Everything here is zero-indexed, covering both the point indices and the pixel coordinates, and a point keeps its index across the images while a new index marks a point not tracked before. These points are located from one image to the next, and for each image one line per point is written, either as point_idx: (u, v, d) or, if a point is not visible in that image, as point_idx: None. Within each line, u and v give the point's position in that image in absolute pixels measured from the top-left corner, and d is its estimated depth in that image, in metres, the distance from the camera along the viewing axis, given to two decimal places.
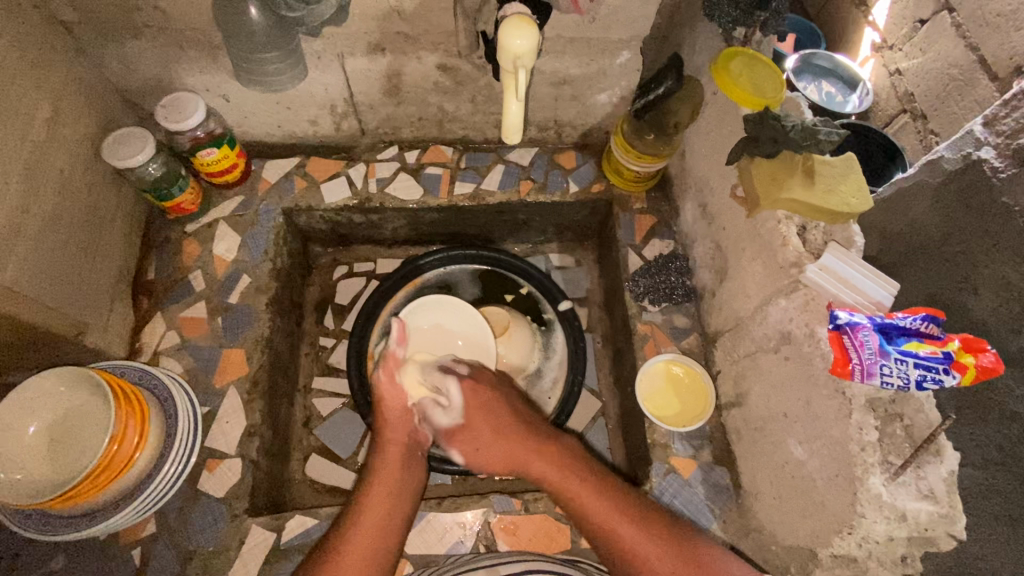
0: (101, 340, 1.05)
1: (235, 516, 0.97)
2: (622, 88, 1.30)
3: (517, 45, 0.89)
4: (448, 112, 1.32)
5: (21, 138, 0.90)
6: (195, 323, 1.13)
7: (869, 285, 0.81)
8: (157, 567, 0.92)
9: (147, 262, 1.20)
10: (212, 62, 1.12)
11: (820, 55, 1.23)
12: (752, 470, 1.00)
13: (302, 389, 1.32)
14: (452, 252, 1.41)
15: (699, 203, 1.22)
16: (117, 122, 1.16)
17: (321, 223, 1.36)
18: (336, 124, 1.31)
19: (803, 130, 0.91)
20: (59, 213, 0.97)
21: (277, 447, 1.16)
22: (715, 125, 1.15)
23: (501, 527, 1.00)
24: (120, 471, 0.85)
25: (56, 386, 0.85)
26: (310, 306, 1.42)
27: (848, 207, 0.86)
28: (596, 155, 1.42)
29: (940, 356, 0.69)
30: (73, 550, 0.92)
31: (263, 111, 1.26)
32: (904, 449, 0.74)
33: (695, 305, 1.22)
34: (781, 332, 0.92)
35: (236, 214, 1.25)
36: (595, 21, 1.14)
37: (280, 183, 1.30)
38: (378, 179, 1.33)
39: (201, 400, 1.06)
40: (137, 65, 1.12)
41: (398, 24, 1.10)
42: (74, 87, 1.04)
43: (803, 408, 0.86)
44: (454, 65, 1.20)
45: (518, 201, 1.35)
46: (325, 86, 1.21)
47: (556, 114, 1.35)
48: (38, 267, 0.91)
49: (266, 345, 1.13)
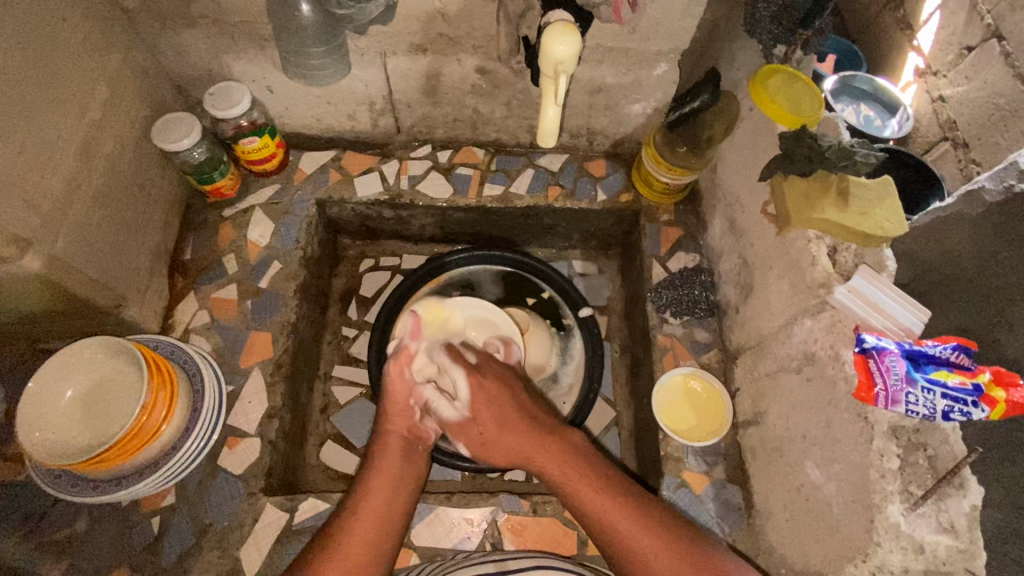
0: (137, 314, 1.09)
1: (251, 494, 1.00)
2: (657, 99, 1.31)
3: (560, 50, 0.91)
4: (482, 114, 1.35)
5: (79, 116, 0.95)
6: (226, 304, 1.17)
7: (899, 309, 0.80)
8: (174, 537, 0.95)
9: (185, 242, 1.25)
10: (261, 54, 1.17)
11: (861, 78, 1.22)
12: (766, 490, 0.99)
13: (322, 376, 1.35)
14: (478, 252, 1.44)
15: (728, 219, 1.21)
16: (167, 106, 1.22)
17: (352, 216, 1.40)
18: (374, 120, 1.35)
19: (840, 150, 0.91)
20: (107, 189, 1.02)
21: (295, 430, 1.19)
22: (749, 141, 1.15)
23: (508, 527, 1.02)
24: (147, 441, 0.89)
25: (94, 354, 0.89)
26: (335, 295, 1.45)
27: (882, 231, 0.86)
28: (626, 165, 1.43)
29: (970, 387, 0.68)
30: (97, 514, 0.96)
31: (305, 104, 1.30)
32: (927, 480, 0.73)
33: (717, 321, 1.22)
34: (804, 352, 0.92)
35: (272, 202, 1.29)
36: (635, 31, 1.16)
37: (315, 174, 1.34)
38: (410, 177, 1.37)
39: (226, 378, 1.09)
40: (190, 53, 1.17)
41: (441, 26, 1.13)
42: (130, 70, 1.09)
43: (823, 431, 0.85)
44: (492, 69, 1.23)
45: (545, 206, 1.37)
46: (365, 83, 1.25)
47: (589, 122, 1.37)
48: (84, 239, 0.96)
49: (292, 330, 1.17)
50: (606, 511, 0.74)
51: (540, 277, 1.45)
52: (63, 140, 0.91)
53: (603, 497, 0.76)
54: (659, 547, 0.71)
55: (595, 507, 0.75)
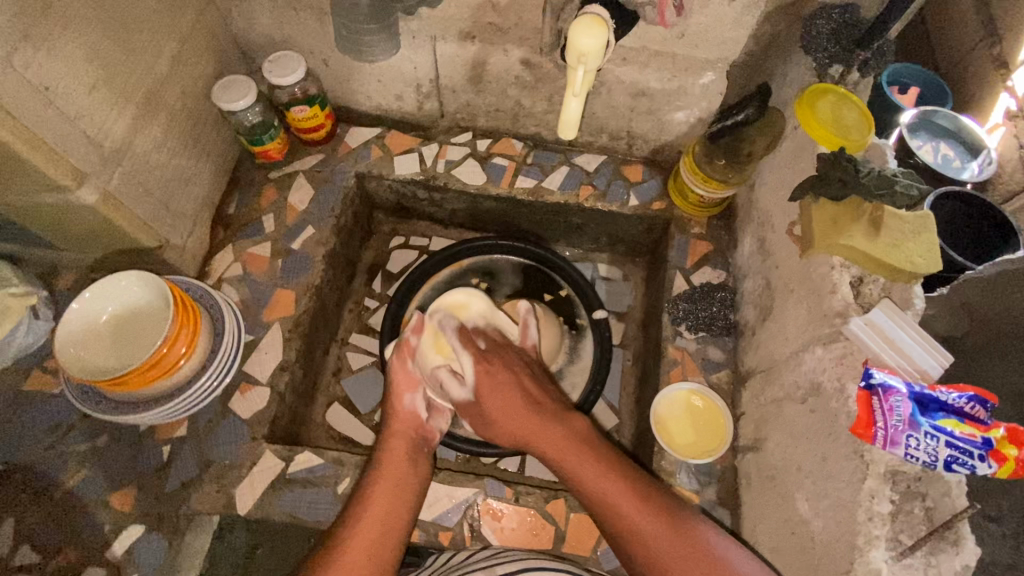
0: (177, 257, 1.17)
1: (254, 439, 1.05)
2: (701, 109, 1.28)
3: (585, 43, 0.89)
4: (524, 107, 1.37)
5: (149, 70, 1.04)
6: (258, 260, 1.24)
7: (917, 350, 0.76)
8: (179, 466, 1.01)
9: (230, 198, 1.33)
10: (320, 28, 1.23)
11: (943, 113, 1.02)
12: (756, 519, 0.97)
13: (339, 341, 1.42)
14: (504, 242, 1.47)
15: (758, 238, 1.18)
16: (230, 69, 1.30)
17: (388, 192, 1.45)
18: (419, 102, 1.39)
19: (879, 177, 0.86)
20: (164, 138, 1.11)
21: (305, 387, 1.25)
22: (789, 161, 1.11)
23: (487, 511, 1.03)
24: (166, 372, 0.95)
25: (132, 285, 0.97)
26: (363, 267, 1.51)
27: (911, 266, 0.81)
28: (663, 173, 1.41)
29: (979, 440, 0.65)
30: (115, 434, 1.03)
31: (356, 80, 1.36)
32: (920, 530, 0.68)
33: (733, 341, 1.19)
34: (811, 382, 0.89)
35: (315, 169, 1.36)
36: (684, 36, 1.14)
37: (359, 149, 1.40)
38: (447, 161, 1.40)
39: (247, 328, 1.16)
40: (255, 21, 1.25)
41: (491, 15, 1.16)
42: (200, 31, 1.17)
43: (818, 464, 0.83)
44: (537, 62, 1.24)
45: (575, 204, 1.37)
46: (414, 65, 1.29)
47: (629, 125, 1.36)
48: (136, 180, 1.04)
49: (315, 292, 1.23)
50: (609, 494, 0.73)
51: (560, 274, 1.46)
52: (133, 87, 1.01)
53: (606, 484, 0.74)
54: (662, 538, 0.70)
55: (597, 492, 0.74)
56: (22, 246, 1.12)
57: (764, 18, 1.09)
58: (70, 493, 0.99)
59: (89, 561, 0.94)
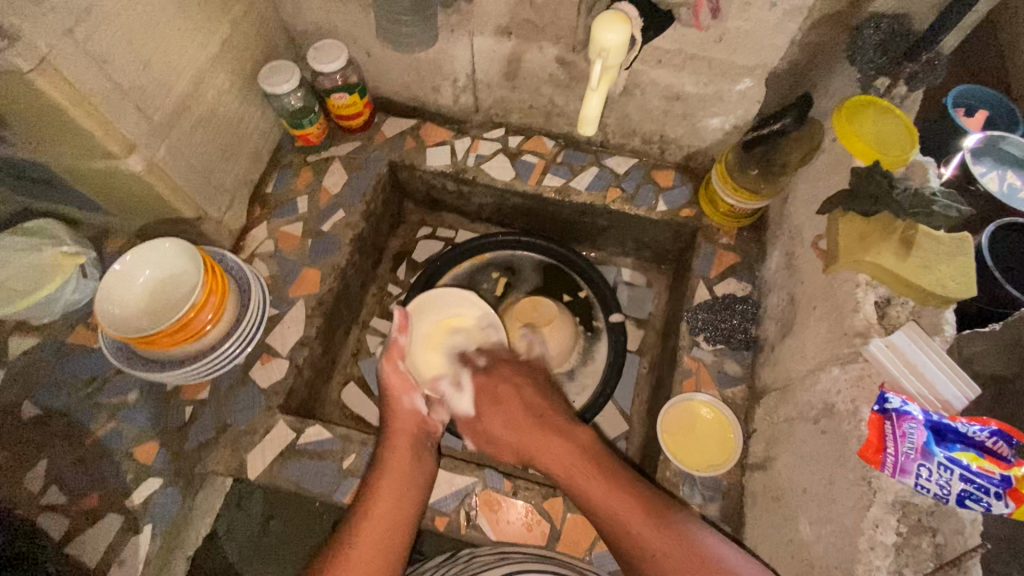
0: (214, 230, 1.21)
1: (269, 408, 1.05)
2: (738, 116, 1.20)
3: (607, 38, 0.87)
4: (557, 106, 1.32)
5: (200, 50, 1.07)
6: (290, 239, 1.25)
7: (939, 378, 0.71)
8: (199, 428, 1.03)
9: (269, 177, 1.34)
10: (363, 18, 1.22)
11: (1013, 139, 0.89)
12: (756, 539, 0.92)
13: (361, 323, 1.43)
14: (527, 240, 1.46)
15: (787, 252, 1.11)
16: (276, 55, 1.31)
17: (420, 182, 1.44)
18: (456, 96, 1.37)
19: (915, 196, 0.79)
20: (210, 117, 1.14)
21: (323, 365, 1.25)
22: (824, 175, 1.03)
23: (485, 502, 0.99)
24: (193, 337, 0.96)
25: (169, 252, 1.00)
26: (389, 254, 1.52)
27: (943, 289, 0.76)
28: (695, 180, 1.34)
29: (998, 477, 0.60)
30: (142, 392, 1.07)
31: (395, 71, 1.35)
32: (926, 567, 0.65)
33: (752, 356, 1.12)
34: (824, 403, 0.83)
35: (351, 156, 1.37)
36: (721, 41, 1.06)
37: (394, 138, 1.40)
38: (478, 155, 1.39)
39: (274, 303, 1.17)
40: (305, 9, 1.24)
41: (528, 12, 1.12)
42: (250, 16, 1.19)
43: (823, 487, 0.78)
44: (572, 61, 1.19)
45: (601, 206, 1.33)
46: (452, 59, 1.27)
47: (662, 129, 1.28)
48: (182, 154, 1.08)
49: (340, 274, 1.24)
50: (609, 505, 0.71)
51: (580, 275, 1.43)
52: (177, 68, 1.02)
53: (612, 495, 0.72)
54: (656, 537, 0.67)
55: (604, 502, 0.72)
56: (73, 208, 1.18)
57: (819, 23, 1.01)
58: (99, 442, 1.01)
59: (109, 508, 0.96)
